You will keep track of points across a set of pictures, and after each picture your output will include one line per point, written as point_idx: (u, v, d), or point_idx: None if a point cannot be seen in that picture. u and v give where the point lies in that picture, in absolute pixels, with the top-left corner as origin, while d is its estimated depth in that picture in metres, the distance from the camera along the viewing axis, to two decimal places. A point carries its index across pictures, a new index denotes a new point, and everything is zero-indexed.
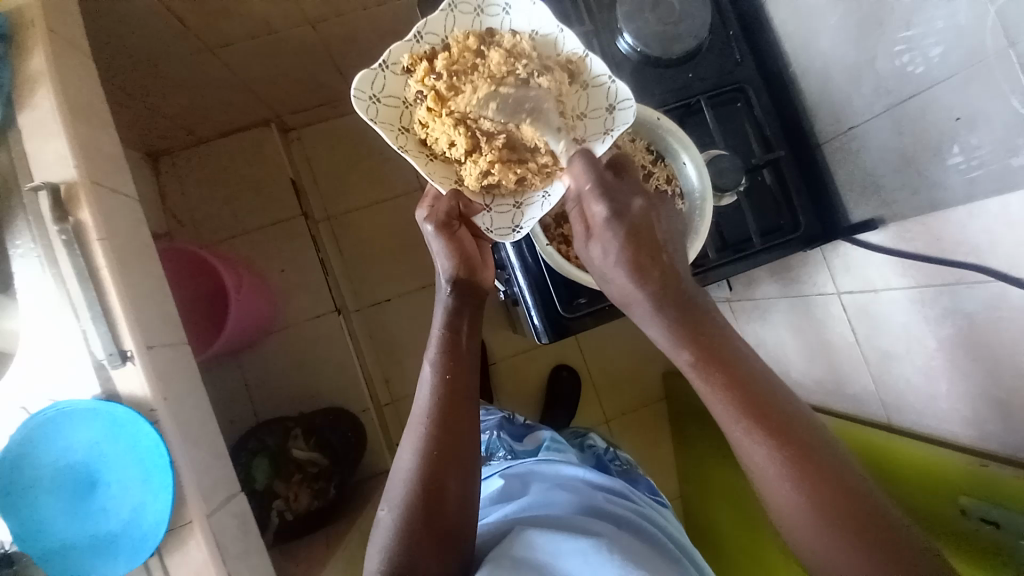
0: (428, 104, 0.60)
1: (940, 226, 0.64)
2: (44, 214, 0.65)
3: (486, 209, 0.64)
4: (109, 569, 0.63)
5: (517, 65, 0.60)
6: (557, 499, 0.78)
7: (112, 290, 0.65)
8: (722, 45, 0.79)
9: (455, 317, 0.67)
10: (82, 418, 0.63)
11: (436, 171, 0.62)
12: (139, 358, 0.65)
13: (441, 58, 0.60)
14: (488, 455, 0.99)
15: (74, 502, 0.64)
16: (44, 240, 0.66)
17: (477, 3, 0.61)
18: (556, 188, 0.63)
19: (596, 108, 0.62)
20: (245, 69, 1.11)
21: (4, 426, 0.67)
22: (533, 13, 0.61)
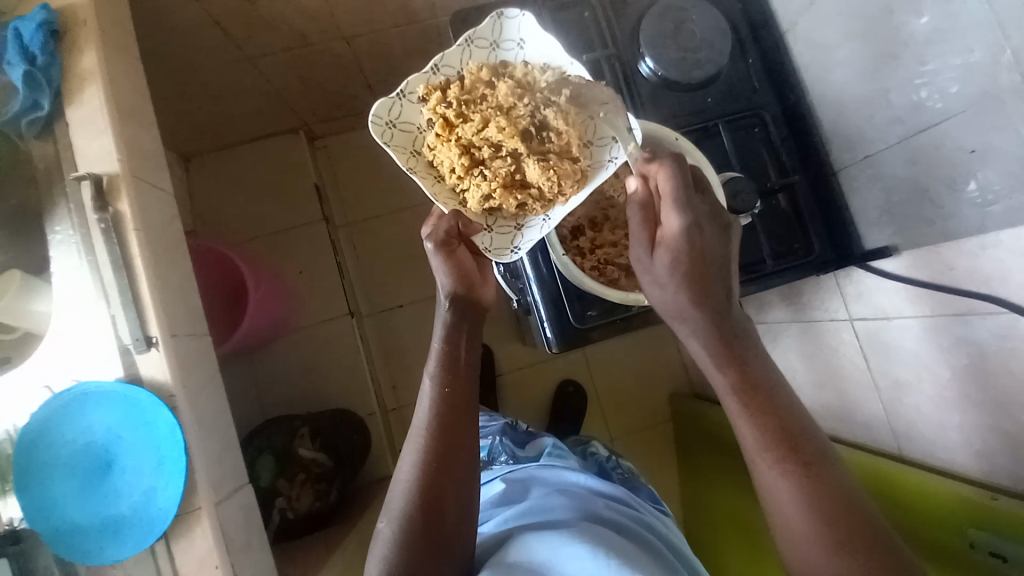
0: (437, 130, 0.63)
1: (953, 257, 0.65)
2: (85, 203, 0.68)
3: (486, 229, 0.66)
4: (116, 552, 0.63)
5: (524, 95, 0.63)
6: (559, 502, 0.78)
7: (143, 278, 0.68)
8: (741, 73, 0.81)
9: (454, 333, 0.67)
10: (102, 402, 0.65)
11: (441, 193, 0.65)
12: (162, 345, 0.67)
13: (453, 88, 0.64)
14: (490, 459, 0.99)
15: (87, 484, 0.66)
16: (83, 227, 0.69)
17: (492, 38, 0.65)
18: (557, 212, 0.65)
19: (601, 137, 0.64)
20: (279, 79, 1.16)
21: (27, 403, 0.70)
22: (545, 46, 0.64)
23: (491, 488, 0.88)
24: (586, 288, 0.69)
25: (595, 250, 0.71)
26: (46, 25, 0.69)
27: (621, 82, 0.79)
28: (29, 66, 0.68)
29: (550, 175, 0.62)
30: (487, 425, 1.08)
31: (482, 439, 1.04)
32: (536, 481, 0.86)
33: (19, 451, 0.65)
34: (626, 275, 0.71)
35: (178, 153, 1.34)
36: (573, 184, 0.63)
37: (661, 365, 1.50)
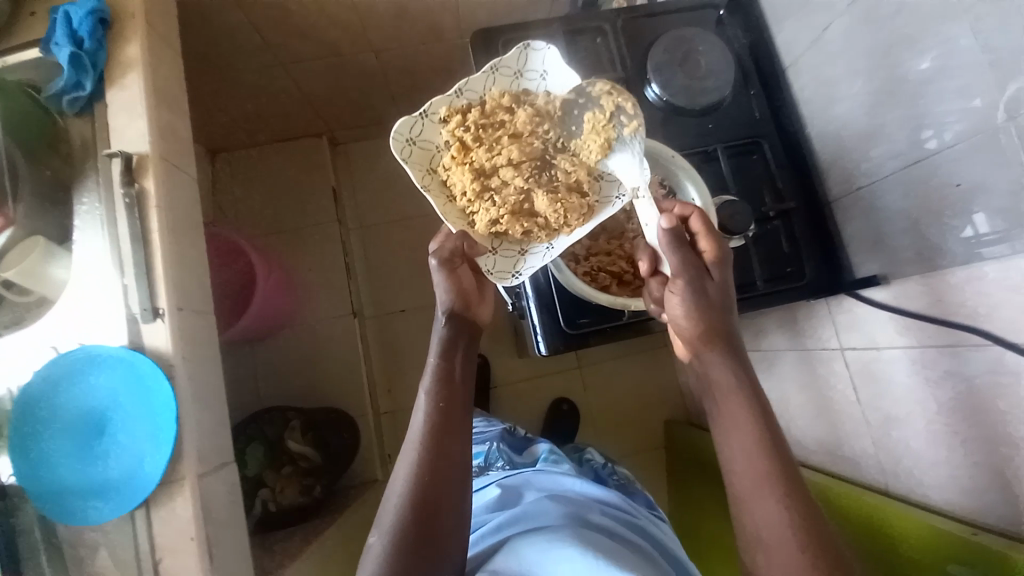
0: (454, 153, 0.67)
1: (941, 287, 0.66)
2: (113, 178, 0.72)
3: (491, 252, 0.69)
4: (97, 514, 0.65)
5: (541, 127, 0.67)
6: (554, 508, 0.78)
7: (158, 252, 0.71)
8: (744, 103, 0.84)
9: (449, 349, 0.70)
10: (103, 368, 0.68)
11: (451, 213, 0.67)
12: (168, 316, 0.69)
13: (474, 113, 0.67)
14: (488, 464, 0.99)
15: (79, 445, 0.68)
16: (109, 200, 0.73)
17: (518, 67, 0.67)
18: (560, 242, 0.68)
19: (611, 172, 0.68)
20: (308, 85, 1.22)
21: (33, 362, 0.72)
22: (567, 81, 0.67)
23: (482, 494, 0.88)
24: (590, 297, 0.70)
25: (587, 256, 0.74)
26: (97, 13, 0.75)
27: None
28: (77, 49, 0.73)
29: (559, 207, 0.67)
30: (485, 431, 1.08)
31: (479, 445, 1.03)
32: (529, 487, 0.86)
33: (21, 405, 0.68)
34: (617, 282, 0.73)
35: (206, 148, 1.40)
36: (578, 217, 0.67)
37: (657, 390, 1.50)
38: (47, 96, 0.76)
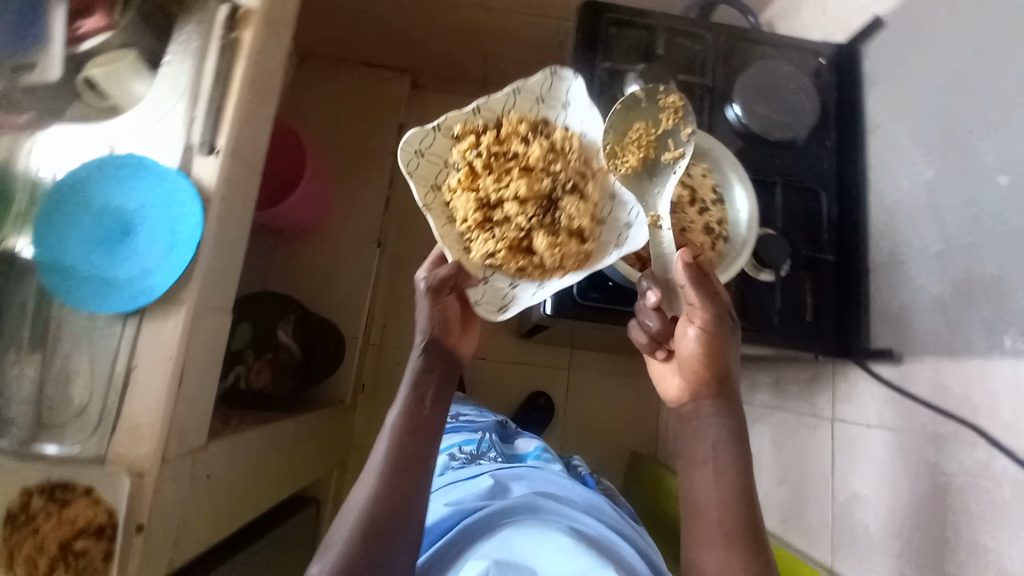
0: (461, 176, 0.67)
1: (949, 376, 0.65)
2: (217, 19, 0.77)
3: (482, 283, 0.66)
4: (94, 304, 0.68)
5: (552, 162, 0.67)
6: (546, 506, 0.79)
7: (232, 97, 0.75)
8: (814, 151, 0.85)
9: (423, 384, 0.67)
10: (148, 180, 0.72)
11: (449, 236, 0.66)
12: (221, 156, 0.73)
13: (488, 137, 0.67)
14: (479, 452, 1.05)
15: (97, 240, 0.70)
16: (204, 38, 0.77)
17: (540, 93, 0.69)
18: (553, 285, 0.66)
19: (615, 220, 0.67)
20: (412, 19, 1.27)
21: (84, 153, 0.74)
22: (587, 118, 0.69)
23: (471, 481, 0.87)
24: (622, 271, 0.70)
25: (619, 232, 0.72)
26: None
27: (704, 113, 0.84)
28: None
29: (557, 251, 0.65)
30: (478, 420, 1.18)
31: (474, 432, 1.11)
32: (523, 483, 0.87)
33: (65, 186, 0.71)
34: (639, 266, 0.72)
35: (298, 47, 1.46)
36: (574, 264, 0.65)
37: (635, 418, 1.49)
38: None
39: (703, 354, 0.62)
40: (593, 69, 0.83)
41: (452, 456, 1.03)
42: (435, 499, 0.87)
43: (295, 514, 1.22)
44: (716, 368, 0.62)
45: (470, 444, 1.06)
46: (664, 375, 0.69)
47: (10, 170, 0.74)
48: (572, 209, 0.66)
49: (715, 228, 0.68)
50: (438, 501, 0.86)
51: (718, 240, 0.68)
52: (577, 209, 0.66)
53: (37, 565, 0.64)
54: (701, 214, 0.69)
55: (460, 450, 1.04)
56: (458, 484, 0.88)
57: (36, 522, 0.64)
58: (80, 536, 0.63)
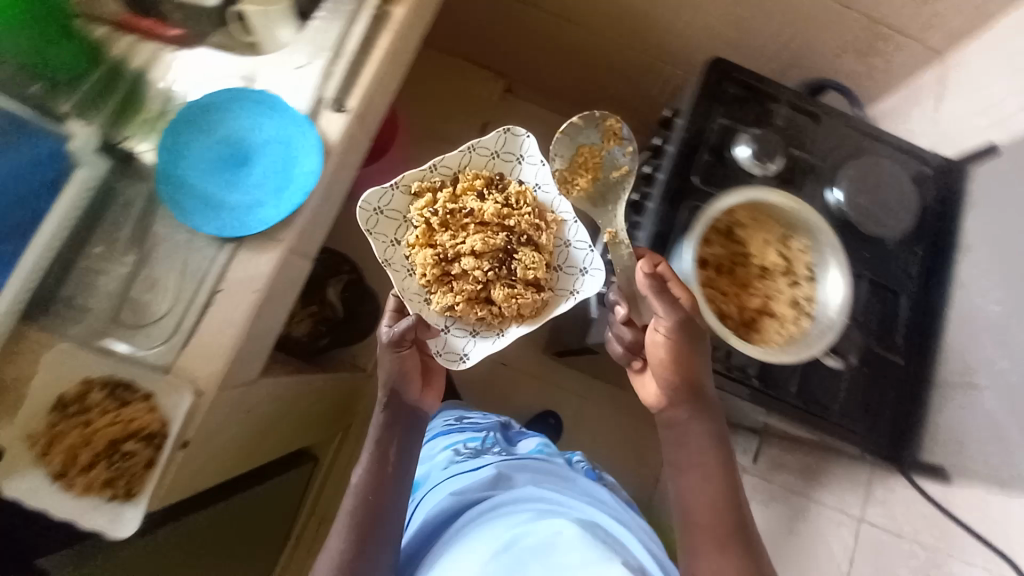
0: (419, 233, 0.79)
1: (993, 506, 0.69)
2: None
3: (444, 329, 0.80)
4: (197, 222, 0.70)
5: (506, 216, 0.79)
6: (547, 497, 0.87)
7: (372, 64, 0.77)
8: (904, 254, 0.85)
9: (385, 434, 0.80)
10: (276, 117, 0.74)
11: (412, 287, 0.80)
12: (350, 115, 0.75)
13: (443, 196, 0.79)
14: (484, 447, 1.11)
15: (215, 160, 0.73)
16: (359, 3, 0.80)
17: (495, 149, 0.83)
18: (512, 330, 0.80)
19: (570, 266, 0.82)
20: (527, 32, 1.29)
21: (215, 79, 0.78)
22: (540, 173, 0.83)
23: (474, 472, 0.97)
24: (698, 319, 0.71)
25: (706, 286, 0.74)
26: None
27: (806, 189, 0.84)
28: None
29: (513, 301, 0.78)
30: (482, 420, 1.22)
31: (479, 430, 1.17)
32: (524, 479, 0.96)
33: (198, 105, 0.73)
34: None
35: None
36: (530, 310, 0.79)
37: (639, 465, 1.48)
38: None
39: (670, 357, 0.70)
40: (710, 120, 0.84)
41: (456, 451, 1.09)
42: (439, 487, 0.99)
43: (291, 470, 1.22)
44: (684, 373, 0.70)
45: (474, 441, 1.12)
46: (647, 381, 0.76)
47: (151, 79, 0.76)
48: (525, 260, 0.79)
49: (799, 305, 0.70)
50: (444, 490, 0.96)
51: (800, 317, 0.70)
52: (530, 260, 0.78)
53: (75, 460, 0.63)
54: (788, 288, 0.71)
55: (466, 446, 1.10)
56: (463, 473, 0.98)
57: (86, 414, 0.64)
58: (129, 438, 0.63)
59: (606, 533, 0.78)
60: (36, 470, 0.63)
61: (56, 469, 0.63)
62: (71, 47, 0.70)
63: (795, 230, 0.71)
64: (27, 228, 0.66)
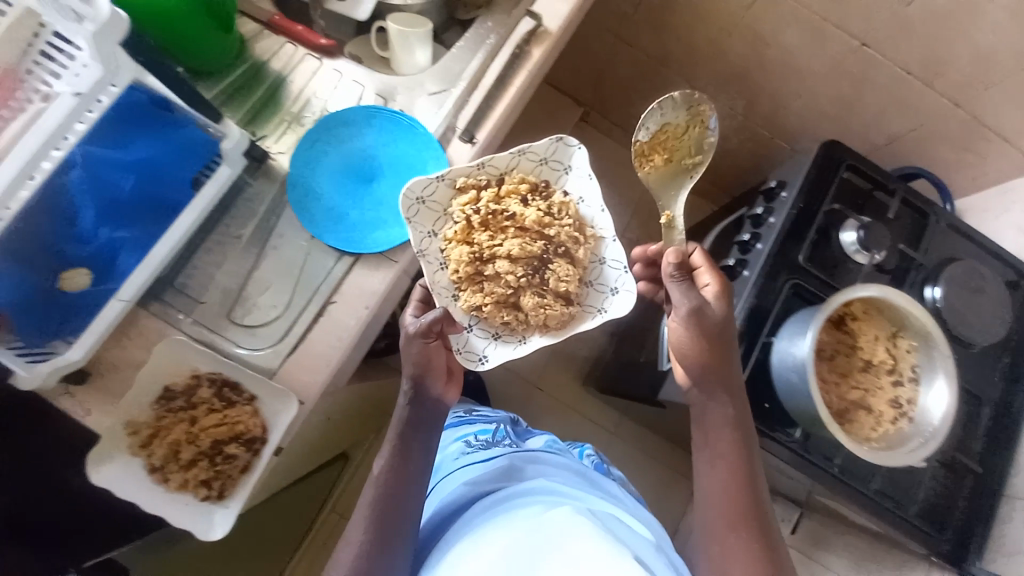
0: (458, 229, 0.75)
1: None
2: (517, 30, 0.81)
3: (468, 328, 0.76)
4: (319, 230, 0.71)
5: (547, 226, 0.76)
6: (564, 492, 0.76)
7: (504, 103, 0.79)
8: (992, 360, 0.85)
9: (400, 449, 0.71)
10: (404, 139, 0.76)
11: (444, 283, 0.75)
12: (477, 147, 0.77)
13: (487, 195, 0.75)
14: (494, 440, 0.94)
15: (340, 174, 0.74)
16: (498, 42, 0.82)
17: (545, 155, 0.78)
18: (533, 341, 0.76)
19: (599, 287, 0.78)
20: (621, 72, 1.29)
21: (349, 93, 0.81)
22: (586, 185, 0.78)
23: (485, 463, 0.84)
24: (806, 405, 0.66)
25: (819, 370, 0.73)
26: None
27: (903, 282, 0.84)
28: None
29: (542, 313, 0.74)
30: (493, 414, 1.06)
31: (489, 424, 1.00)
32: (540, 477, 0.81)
33: (333, 117, 0.75)
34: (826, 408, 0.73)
35: None
36: (556, 324, 0.76)
37: (662, 514, 1.47)
38: None
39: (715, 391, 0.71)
40: (822, 204, 0.84)
41: (466, 442, 0.94)
42: (448, 482, 0.87)
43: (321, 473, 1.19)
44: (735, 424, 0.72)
45: (486, 433, 0.95)
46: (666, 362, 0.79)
47: (285, 84, 0.81)
48: (560, 272, 0.75)
49: (901, 404, 0.70)
50: (455, 487, 0.83)
51: (901, 417, 0.70)
52: (566, 274, 0.75)
53: (175, 456, 0.63)
54: (890, 385, 0.71)
55: (476, 438, 0.94)
56: (473, 466, 0.86)
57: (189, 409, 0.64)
58: (232, 441, 0.64)
59: (634, 535, 0.71)
60: (134, 462, 0.62)
61: (154, 462, 0.63)
62: (216, 43, 0.74)
63: (905, 329, 0.71)
64: (161, 220, 0.65)
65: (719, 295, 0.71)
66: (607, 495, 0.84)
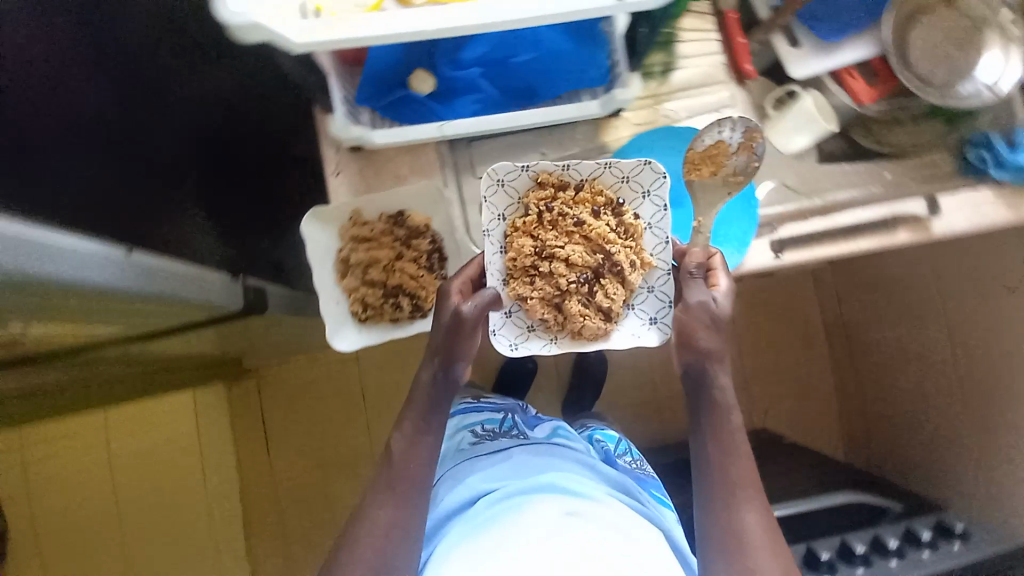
0: (523, 220, 0.66)
1: None
2: (894, 210, 0.79)
3: (505, 311, 0.66)
4: None
5: (609, 245, 0.66)
6: (557, 497, 0.65)
7: (828, 252, 0.77)
8: None
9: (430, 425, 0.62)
10: (739, 215, 0.76)
11: (498, 270, 0.66)
12: (776, 260, 0.76)
13: (561, 194, 0.66)
14: (501, 432, 0.80)
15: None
16: (869, 206, 0.80)
17: (627, 173, 0.67)
18: (559, 344, 0.67)
19: (641, 307, 0.67)
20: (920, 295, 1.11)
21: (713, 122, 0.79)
22: (662, 215, 0.67)
23: (498, 461, 0.73)
24: None
25: None
26: None
27: None
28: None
29: (580, 324, 0.65)
30: (502, 400, 0.89)
31: (500, 410, 0.85)
32: (535, 471, 0.70)
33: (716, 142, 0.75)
34: None
35: None
36: (588, 338, 0.66)
37: None
38: (964, 143, 0.82)
39: None
40: None
41: (470, 431, 0.80)
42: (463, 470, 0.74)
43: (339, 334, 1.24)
44: None
45: (494, 424, 0.82)
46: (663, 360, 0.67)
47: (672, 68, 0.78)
48: (610, 289, 0.65)
49: None
50: (456, 482, 0.72)
51: None
52: (615, 293, 0.65)
53: (365, 267, 0.69)
54: None
55: (481, 428, 0.81)
56: (480, 461, 0.74)
57: (396, 242, 0.69)
58: (406, 294, 0.68)
59: (631, 548, 0.61)
60: (335, 243, 0.69)
61: (347, 256, 0.68)
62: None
63: None
64: (515, 101, 0.68)
65: (728, 295, 0.63)
66: (619, 495, 0.72)
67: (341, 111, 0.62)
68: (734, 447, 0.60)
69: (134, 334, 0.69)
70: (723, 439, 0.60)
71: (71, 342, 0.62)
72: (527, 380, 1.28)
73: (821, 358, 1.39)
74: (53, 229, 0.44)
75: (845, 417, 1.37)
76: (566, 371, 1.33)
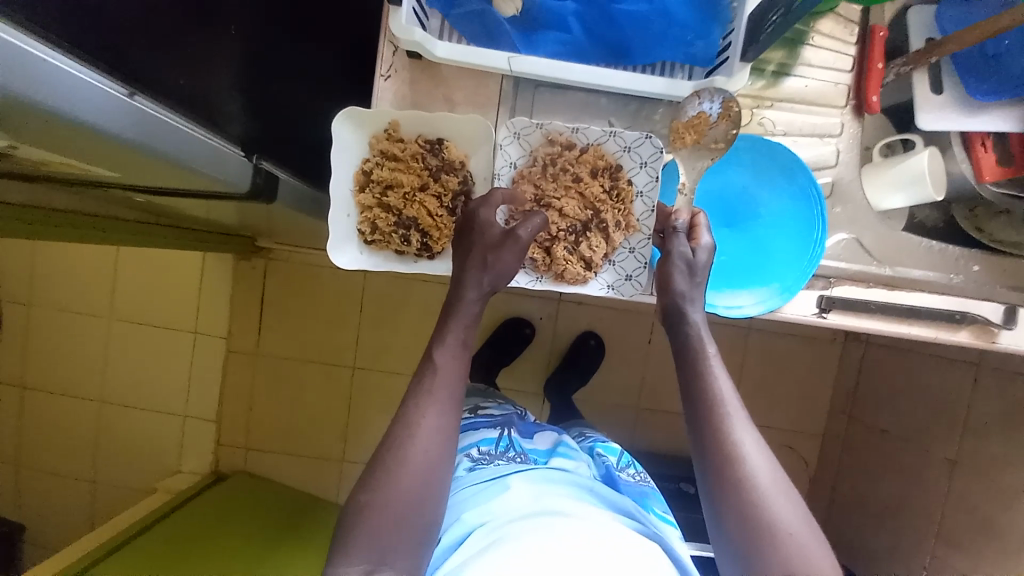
0: (528, 170, 0.63)
1: None
2: (969, 308, 0.69)
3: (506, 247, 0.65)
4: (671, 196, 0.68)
5: (600, 205, 0.63)
6: (554, 525, 0.60)
7: (876, 326, 0.69)
8: None
9: None
10: (799, 258, 0.66)
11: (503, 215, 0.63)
12: (816, 316, 0.68)
13: (566, 151, 0.63)
14: (498, 454, 0.75)
15: (708, 193, 0.70)
16: (942, 294, 0.70)
17: (627, 143, 0.63)
18: (541, 282, 0.64)
19: (623, 262, 0.64)
20: (939, 397, 1.03)
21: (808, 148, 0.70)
22: (654, 186, 0.63)
23: (495, 489, 0.67)
24: None
25: None
26: None
27: None
28: None
29: (561, 268, 0.63)
30: (493, 416, 0.85)
31: (496, 428, 0.80)
32: (531, 500, 0.65)
33: (785, 158, 0.66)
34: None
35: None
36: (567, 284, 0.64)
37: None
38: None
39: None
40: None
41: (465, 454, 0.75)
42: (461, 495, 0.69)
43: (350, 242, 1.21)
44: None
45: (490, 444, 0.76)
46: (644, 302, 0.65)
47: (785, 72, 0.68)
48: (594, 242, 0.62)
49: None
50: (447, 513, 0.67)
51: None
52: (597, 246, 0.62)
53: (383, 187, 0.63)
54: None
55: (476, 450, 0.75)
56: (476, 489, 0.69)
57: (424, 171, 0.63)
58: (414, 228, 0.63)
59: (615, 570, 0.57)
60: (361, 151, 0.63)
61: (368, 170, 0.63)
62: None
63: None
64: (596, 54, 0.61)
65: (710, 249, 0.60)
66: (614, 514, 0.67)
67: (405, 8, 0.55)
68: (713, 374, 0.58)
69: (143, 186, 0.64)
70: (698, 367, 0.58)
71: (71, 175, 0.60)
72: (519, 347, 1.25)
73: (818, 424, 1.33)
74: (36, 40, 0.40)
75: (816, 488, 1.33)
76: (561, 352, 1.30)
